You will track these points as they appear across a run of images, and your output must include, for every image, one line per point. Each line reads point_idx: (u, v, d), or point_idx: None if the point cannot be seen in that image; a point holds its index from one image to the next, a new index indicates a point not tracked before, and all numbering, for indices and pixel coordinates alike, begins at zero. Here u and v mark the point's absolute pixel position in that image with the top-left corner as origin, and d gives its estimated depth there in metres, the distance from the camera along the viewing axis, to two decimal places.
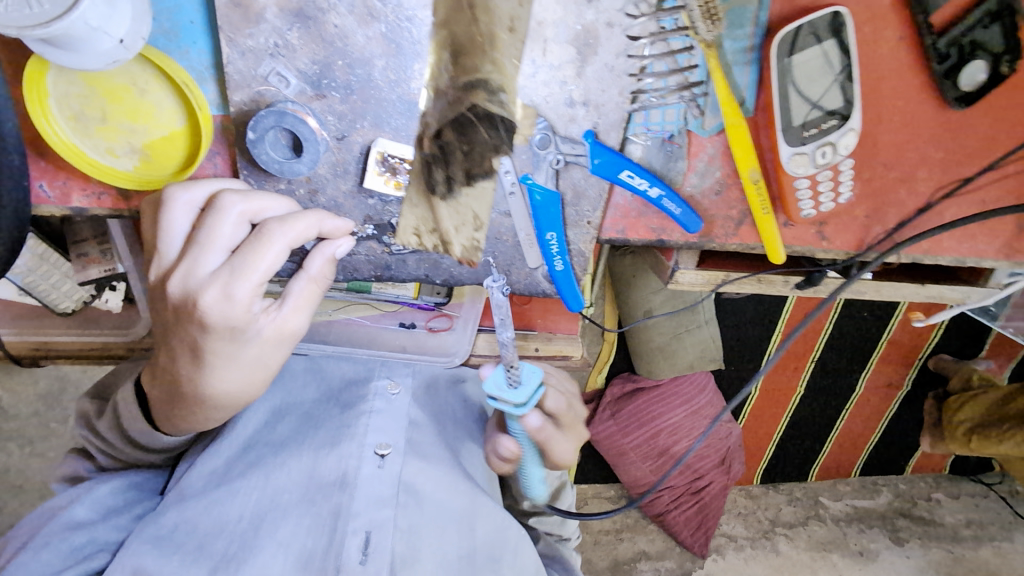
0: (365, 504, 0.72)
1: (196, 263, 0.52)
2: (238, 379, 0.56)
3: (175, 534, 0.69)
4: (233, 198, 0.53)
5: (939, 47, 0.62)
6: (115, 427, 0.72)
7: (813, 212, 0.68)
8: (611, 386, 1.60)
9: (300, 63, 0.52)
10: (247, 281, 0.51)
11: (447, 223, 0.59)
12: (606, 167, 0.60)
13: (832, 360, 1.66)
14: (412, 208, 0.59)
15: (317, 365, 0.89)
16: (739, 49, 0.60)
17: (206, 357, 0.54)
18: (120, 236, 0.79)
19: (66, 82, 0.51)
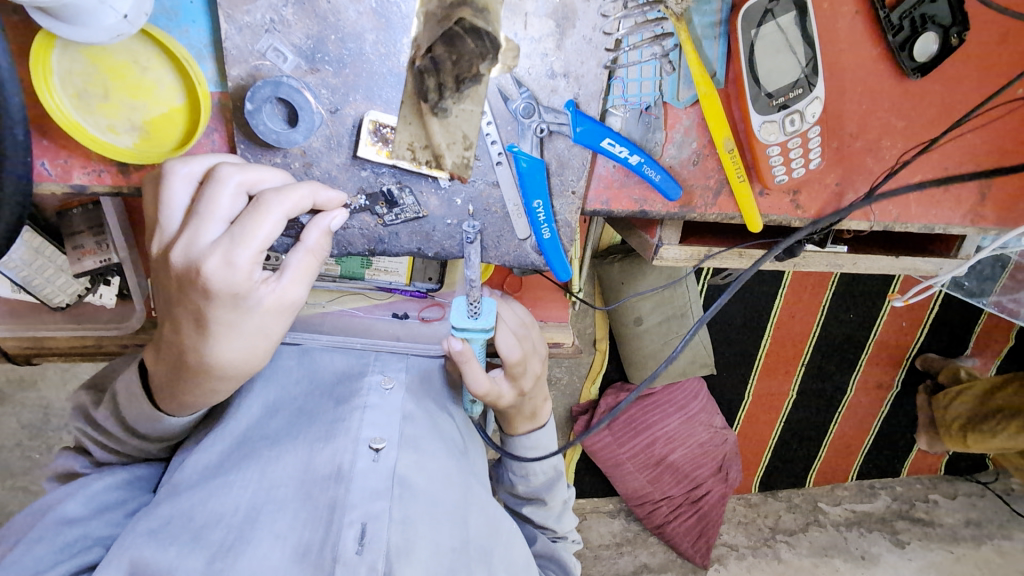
0: (362, 496, 0.69)
1: (197, 233, 0.53)
2: (240, 347, 0.57)
3: (170, 526, 0.66)
4: (230, 170, 0.55)
5: (891, 20, 0.67)
6: (113, 416, 0.72)
7: (786, 178, 0.71)
8: (605, 396, 1.61)
9: (295, 38, 0.55)
10: (247, 248, 0.52)
11: (439, 137, 0.59)
12: (588, 135, 0.63)
13: (820, 360, 1.70)
14: (405, 124, 0.59)
15: (309, 360, 0.89)
16: (708, 23, 0.64)
17: (210, 328, 0.55)
18: (116, 223, 0.80)
19: (70, 60, 0.53)
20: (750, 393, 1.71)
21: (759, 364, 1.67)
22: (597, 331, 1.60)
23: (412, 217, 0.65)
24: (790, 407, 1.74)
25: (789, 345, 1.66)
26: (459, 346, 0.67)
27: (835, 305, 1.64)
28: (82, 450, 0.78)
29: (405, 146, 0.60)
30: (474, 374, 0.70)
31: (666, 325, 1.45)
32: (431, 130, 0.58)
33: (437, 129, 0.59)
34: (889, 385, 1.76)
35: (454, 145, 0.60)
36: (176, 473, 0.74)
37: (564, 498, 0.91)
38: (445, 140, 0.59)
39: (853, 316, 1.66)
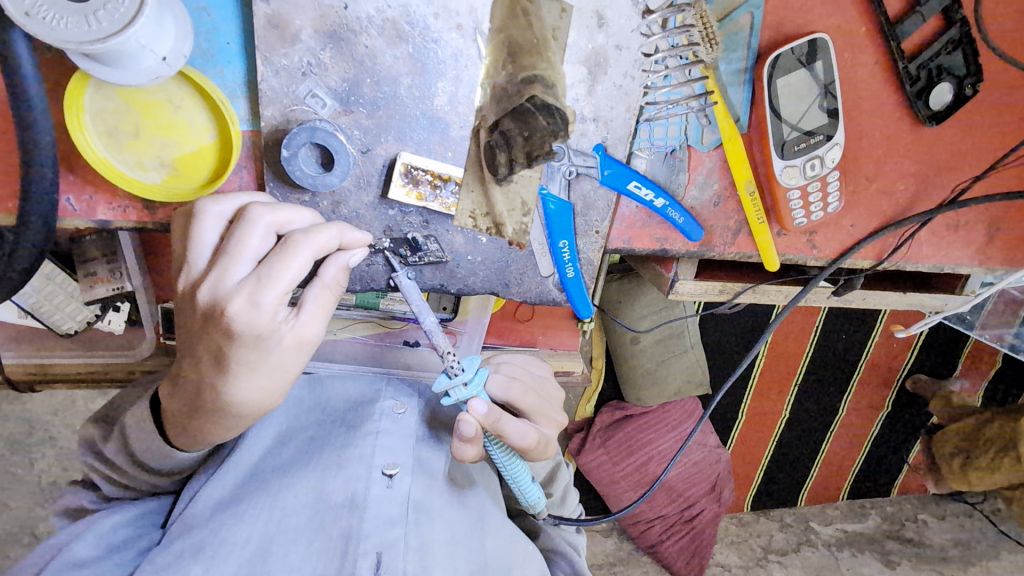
0: (376, 525, 0.68)
1: (225, 272, 0.51)
2: (258, 385, 0.55)
3: (180, 560, 0.64)
4: (261, 209, 0.53)
5: (910, 70, 0.68)
6: (123, 451, 0.70)
7: (806, 222, 0.72)
8: (600, 415, 1.60)
9: (331, 81, 0.55)
10: (274, 289, 0.51)
11: (501, 202, 0.60)
12: (615, 178, 0.63)
13: (815, 381, 1.72)
14: (468, 192, 0.60)
15: (320, 389, 0.86)
16: (733, 70, 0.64)
17: (229, 367, 0.53)
18: (131, 249, 0.80)
19: (103, 98, 0.53)
20: (744, 412, 1.72)
21: (753, 385, 1.69)
22: (593, 350, 1.55)
23: (435, 260, 0.65)
24: (784, 428, 1.76)
25: (783, 365, 1.69)
26: (486, 407, 0.65)
27: (829, 327, 1.66)
28: (89, 484, 0.76)
29: (468, 214, 0.61)
30: (513, 430, 0.68)
31: (665, 344, 1.47)
32: (494, 198, 0.60)
33: (499, 196, 0.60)
34: (880, 406, 1.78)
35: (513, 211, 0.61)
36: (186, 507, 0.72)
37: (566, 483, 0.91)
38: (506, 207, 0.60)
39: (848, 341, 1.69)
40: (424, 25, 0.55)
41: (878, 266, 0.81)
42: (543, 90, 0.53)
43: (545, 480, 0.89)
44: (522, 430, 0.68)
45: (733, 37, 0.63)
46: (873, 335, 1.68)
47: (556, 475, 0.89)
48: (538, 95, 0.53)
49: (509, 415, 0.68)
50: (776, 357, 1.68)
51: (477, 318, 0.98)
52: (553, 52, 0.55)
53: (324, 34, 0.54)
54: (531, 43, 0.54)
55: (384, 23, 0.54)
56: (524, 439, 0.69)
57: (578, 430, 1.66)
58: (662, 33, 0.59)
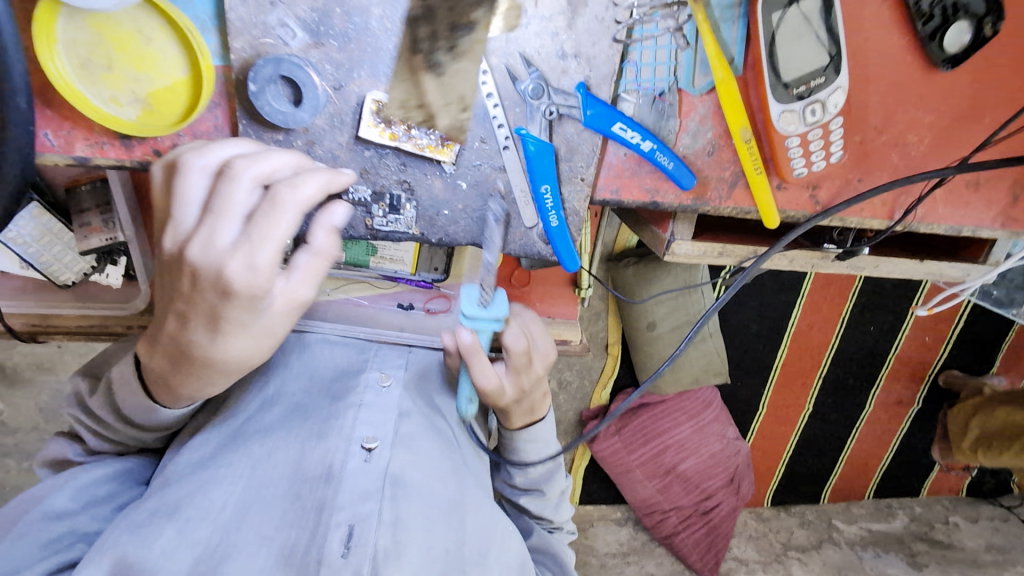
0: (352, 497, 0.68)
1: (214, 231, 0.48)
2: (247, 342, 0.52)
3: (154, 518, 0.65)
4: (245, 162, 0.51)
5: (922, 7, 0.64)
6: (110, 403, 0.71)
7: (805, 172, 0.69)
8: (617, 401, 1.58)
9: (300, 10, 0.54)
10: (269, 250, 0.49)
11: (434, 94, 0.58)
12: (598, 119, 0.61)
13: (841, 377, 1.65)
14: (399, 80, 0.57)
15: (311, 355, 0.86)
16: (726, 5, 0.61)
17: (225, 326, 0.51)
18: (118, 186, 0.79)
19: (75, 28, 0.52)
20: (765, 404, 1.66)
21: (775, 374, 1.62)
22: (609, 336, 1.55)
23: (406, 229, 0.65)
24: (805, 423, 1.70)
25: (806, 357, 1.61)
26: (467, 339, 0.67)
27: (858, 315, 1.56)
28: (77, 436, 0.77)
29: (397, 105, 0.58)
30: (480, 369, 0.70)
31: (680, 332, 1.41)
32: (426, 87, 0.57)
33: (432, 86, 0.58)
34: (909, 401, 1.69)
35: (451, 106, 0.59)
36: (169, 464, 0.73)
37: (561, 489, 0.89)
38: (441, 99, 0.58)
39: (878, 334, 1.60)
40: None
41: (890, 227, 0.77)
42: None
43: (542, 478, 0.86)
44: (488, 374, 0.71)
45: None
46: (903, 329, 1.59)
47: (553, 479, 0.87)
48: None
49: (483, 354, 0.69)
50: (799, 351, 1.60)
51: (471, 280, 0.98)
52: None
53: None
54: None
55: None
56: (487, 381, 0.72)
57: (593, 417, 1.66)
58: None
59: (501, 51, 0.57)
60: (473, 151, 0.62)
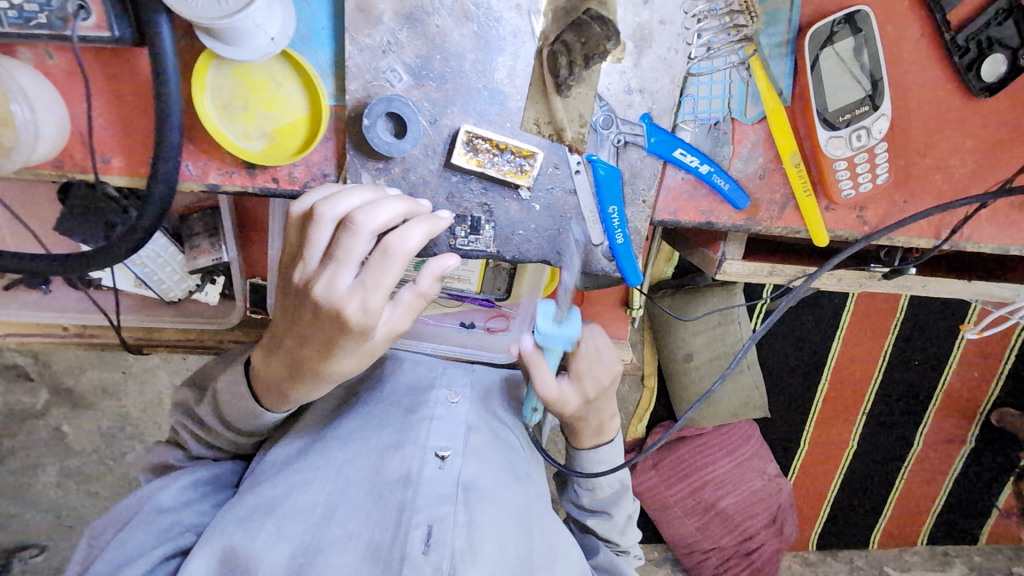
0: (429, 499, 0.71)
1: (334, 278, 0.52)
2: (348, 364, 0.59)
3: (253, 514, 0.71)
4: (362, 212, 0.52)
5: (957, 42, 0.70)
6: (215, 411, 0.77)
7: (853, 193, 0.74)
8: (653, 436, 1.57)
9: (407, 58, 0.63)
10: (380, 298, 0.52)
11: (561, 112, 0.64)
12: (661, 145, 0.68)
13: (887, 412, 1.64)
14: (531, 101, 0.65)
15: (384, 372, 0.92)
16: (774, 44, 0.68)
17: (336, 351, 0.57)
18: (226, 211, 0.89)
19: (221, 77, 0.63)
20: (806, 439, 1.65)
21: (814, 418, 1.63)
22: (645, 366, 1.58)
23: (483, 249, 0.72)
24: (850, 464, 1.68)
25: (849, 391, 1.61)
26: (529, 347, 0.69)
27: (903, 350, 1.58)
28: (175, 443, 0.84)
29: (531, 122, 0.65)
30: (540, 378, 0.71)
31: (717, 364, 1.43)
32: (554, 106, 0.64)
33: (560, 105, 0.64)
34: (962, 440, 1.66)
35: (573, 121, 0.65)
36: (260, 463, 0.81)
37: (629, 512, 0.89)
38: (567, 114, 0.64)
39: (920, 371, 1.61)
40: (488, 6, 0.62)
41: (942, 244, 0.80)
42: (599, 3, 0.58)
43: (609, 500, 0.86)
44: (548, 383, 0.71)
45: (774, 13, 0.67)
46: (949, 364, 1.60)
47: (623, 500, 0.87)
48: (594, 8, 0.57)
49: (543, 364, 0.70)
50: (840, 385, 1.61)
51: (529, 301, 1.03)
52: None
53: (403, 16, 0.62)
54: None
55: (453, 5, 0.62)
56: (546, 391, 0.72)
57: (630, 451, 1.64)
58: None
59: (606, 82, 0.65)
60: (547, 175, 0.69)
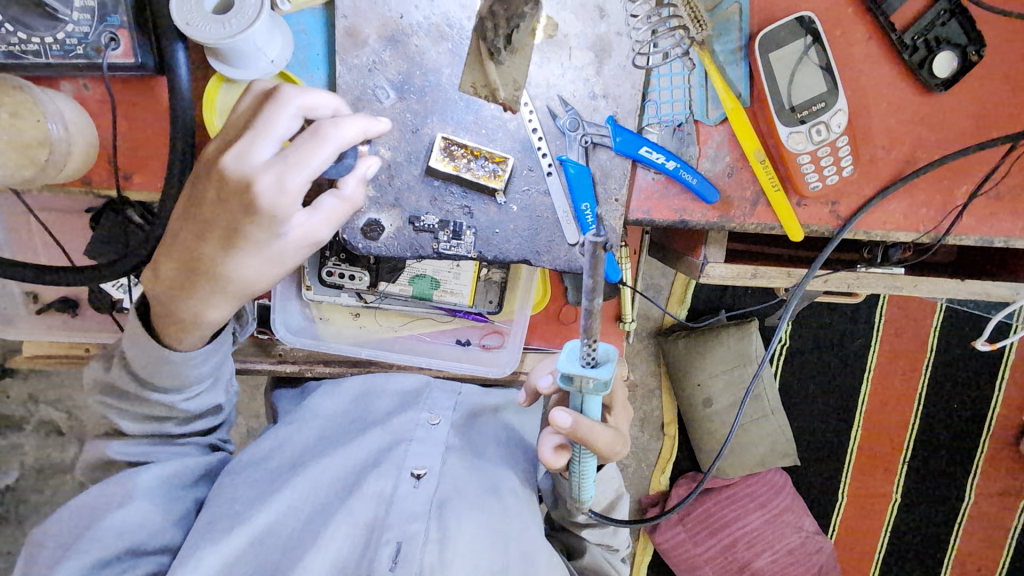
0: (402, 518, 0.73)
1: (251, 147, 0.52)
2: (258, 267, 0.56)
3: (218, 523, 0.72)
4: (293, 94, 0.54)
5: (905, 40, 0.74)
6: (126, 373, 0.65)
7: (821, 186, 0.76)
8: (677, 487, 1.52)
9: (391, 74, 0.70)
10: (298, 173, 0.52)
11: (495, 76, 0.71)
12: (627, 144, 0.73)
13: (929, 463, 1.56)
14: (469, 68, 0.70)
15: (371, 383, 0.91)
16: (728, 50, 0.73)
17: (239, 244, 0.55)
18: None
19: (230, 98, 0.70)
20: (843, 494, 1.58)
21: (851, 461, 1.56)
22: (663, 414, 1.55)
23: (463, 253, 0.75)
24: (896, 516, 1.59)
25: (883, 438, 1.55)
26: (570, 420, 0.61)
27: (938, 379, 1.51)
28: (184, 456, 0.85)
29: (470, 84, 0.71)
30: (596, 436, 0.64)
31: (738, 409, 1.41)
32: (490, 72, 0.70)
33: (495, 71, 0.70)
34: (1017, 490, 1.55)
35: (507, 85, 0.71)
36: (231, 466, 0.79)
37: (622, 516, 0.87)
38: (502, 78, 0.71)
39: (957, 405, 1.53)
40: (460, 27, 0.70)
41: (938, 240, 0.80)
42: None
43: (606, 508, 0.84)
44: (607, 434, 0.65)
45: (724, 23, 0.73)
46: (991, 411, 1.52)
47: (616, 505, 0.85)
48: None
49: (593, 423, 0.63)
50: (873, 431, 1.55)
51: (522, 316, 1.02)
52: None
53: (386, 38, 0.69)
54: None
55: (430, 27, 0.69)
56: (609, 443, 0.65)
57: (652, 504, 1.55)
58: (654, 12, 0.71)
59: (543, 96, 0.72)
60: (522, 178, 0.74)
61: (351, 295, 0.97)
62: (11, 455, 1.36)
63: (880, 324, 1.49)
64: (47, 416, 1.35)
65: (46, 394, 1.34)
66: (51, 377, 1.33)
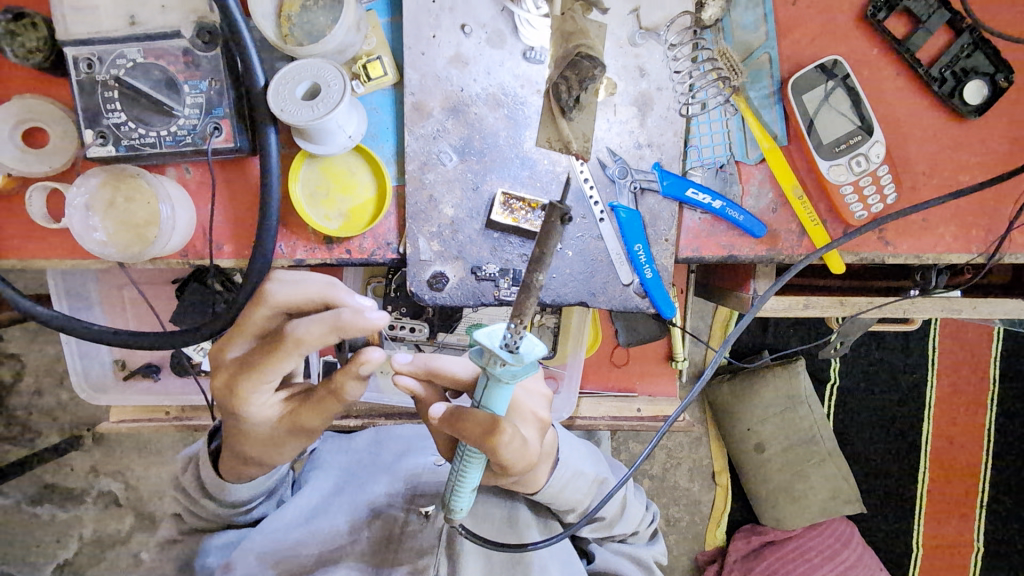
0: (411, 554, 0.77)
1: (229, 344, 0.68)
2: (255, 449, 0.70)
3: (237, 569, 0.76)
4: (274, 291, 0.68)
5: (934, 74, 0.78)
6: (196, 483, 0.77)
7: (866, 214, 0.79)
8: (735, 542, 1.47)
9: (453, 140, 0.77)
10: (258, 379, 0.65)
11: (569, 132, 0.77)
12: (674, 187, 0.78)
13: (1010, 508, 1.47)
14: (544, 127, 0.77)
15: (381, 436, 0.97)
16: (763, 95, 0.79)
17: (239, 429, 0.69)
18: None
19: (311, 171, 0.79)
20: (919, 543, 1.48)
21: (922, 507, 1.48)
22: (714, 463, 1.51)
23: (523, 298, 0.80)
24: (980, 567, 1.48)
25: (957, 481, 1.47)
26: (443, 411, 0.61)
27: (1006, 411, 1.45)
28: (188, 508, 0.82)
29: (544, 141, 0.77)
30: (474, 425, 0.58)
31: (793, 453, 1.37)
32: (563, 128, 0.77)
33: (567, 127, 0.77)
34: None
35: (580, 137, 0.77)
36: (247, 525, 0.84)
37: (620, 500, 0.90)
38: (575, 133, 0.77)
39: None
40: (514, 94, 0.77)
41: (991, 259, 0.81)
42: (588, 47, 0.74)
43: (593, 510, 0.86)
44: (485, 424, 0.58)
45: (757, 72, 0.78)
46: None
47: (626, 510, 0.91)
48: (584, 48, 0.74)
49: (469, 413, 0.59)
50: (944, 473, 1.47)
51: (574, 359, 1.05)
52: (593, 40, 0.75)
53: (449, 109, 0.77)
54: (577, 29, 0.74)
55: (487, 96, 0.77)
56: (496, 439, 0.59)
57: (711, 562, 1.51)
58: (691, 66, 0.77)
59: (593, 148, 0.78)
60: (576, 225, 0.78)
61: (410, 348, 1.00)
62: (72, 527, 1.41)
63: (932, 355, 1.45)
64: (107, 487, 1.41)
65: (107, 465, 1.40)
66: (115, 447, 1.40)
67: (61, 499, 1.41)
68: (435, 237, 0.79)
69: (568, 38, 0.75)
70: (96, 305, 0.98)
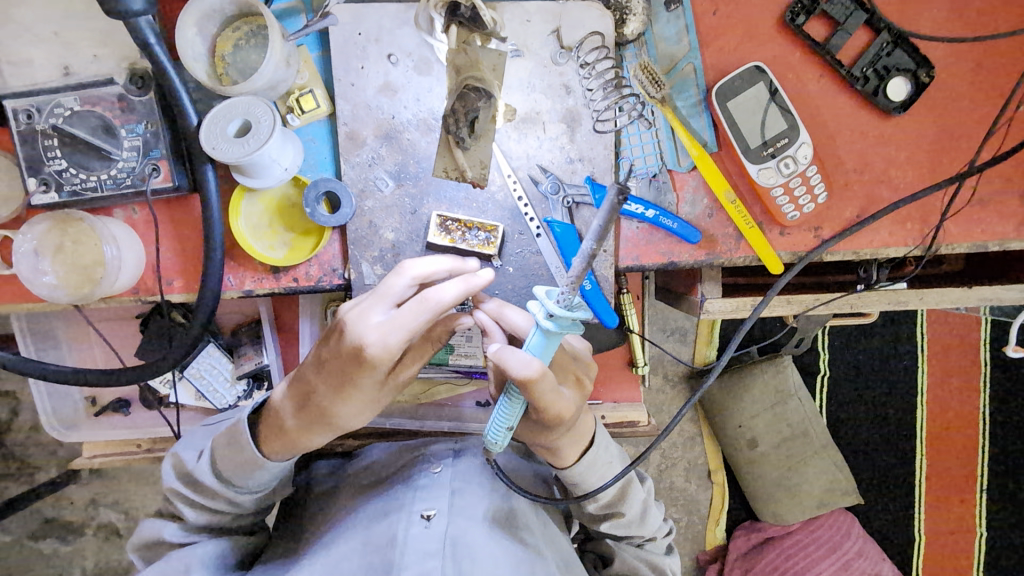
0: (415, 558, 0.71)
1: (368, 312, 0.62)
2: (353, 408, 0.66)
3: None
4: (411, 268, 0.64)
5: (855, 73, 0.79)
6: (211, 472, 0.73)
7: (798, 214, 0.80)
8: (735, 539, 1.47)
9: (388, 166, 0.79)
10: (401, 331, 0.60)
11: (464, 161, 0.79)
12: (606, 199, 0.79)
13: (1007, 488, 1.46)
14: (441, 156, 0.79)
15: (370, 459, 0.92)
16: (690, 104, 0.80)
17: (349, 392, 0.64)
18: (267, 310, 1.02)
19: (252, 204, 0.80)
20: (920, 530, 1.48)
21: (921, 494, 1.47)
22: (709, 461, 1.50)
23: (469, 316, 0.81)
24: (984, 550, 1.47)
25: (953, 464, 1.46)
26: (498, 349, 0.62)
27: (996, 392, 1.44)
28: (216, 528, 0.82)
29: (442, 169, 0.79)
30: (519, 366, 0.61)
31: (786, 448, 1.37)
32: (458, 157, 0.78)
33: (462, 156, 0.79)
34: None
35: (475, 165, 0.79)
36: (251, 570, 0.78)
37: (642, 498, 0.84)
38: (468, 160, 0.79)
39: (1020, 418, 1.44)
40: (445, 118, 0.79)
41: (926, 252, 0.82)
42: (476, 79, 0.78)
43: (614, 501, 0.80)
44: (527, 363, 0.60)
45: (683, 83, 0.80)
46: None
47: (647, 516, 0.84)
48: (470, 81, 0.77)
49: (517, 351, 0.61)
50: (938, 459, 1.47)
51: None
52: (516, 65, 0.78)
53: (382, 137, 0.79)
54: (469, 62, 0.78)
55: (419, 122, 0.79)
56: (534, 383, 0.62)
57: (711, 561, 1.51)
58: (615, 82, 0.79)
59: (524, 166, 0.79)
60: (514, 242, 0.80)
61: None
62: (76, 559, 1.43)
63: (923, 343, 1.45)
64: (107, 518, 1.42)
65: (106, 496, 1.41)
66: (110, 480, 1.41)
67: (63, 532, 1.42)
68: (377, 261, 0.80)
69: (460, 72, 0.78)
70: (64, 344, 1.00)
